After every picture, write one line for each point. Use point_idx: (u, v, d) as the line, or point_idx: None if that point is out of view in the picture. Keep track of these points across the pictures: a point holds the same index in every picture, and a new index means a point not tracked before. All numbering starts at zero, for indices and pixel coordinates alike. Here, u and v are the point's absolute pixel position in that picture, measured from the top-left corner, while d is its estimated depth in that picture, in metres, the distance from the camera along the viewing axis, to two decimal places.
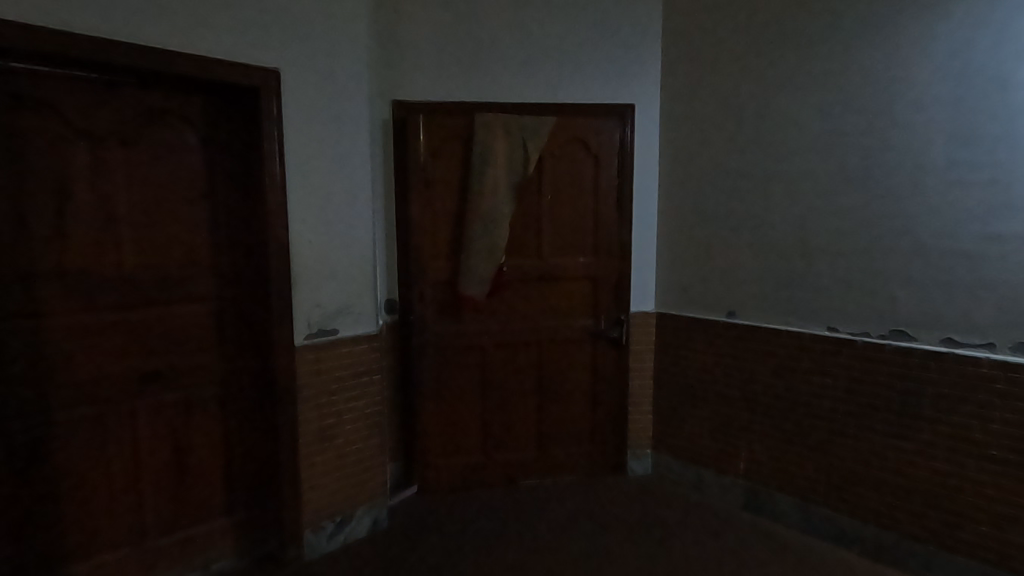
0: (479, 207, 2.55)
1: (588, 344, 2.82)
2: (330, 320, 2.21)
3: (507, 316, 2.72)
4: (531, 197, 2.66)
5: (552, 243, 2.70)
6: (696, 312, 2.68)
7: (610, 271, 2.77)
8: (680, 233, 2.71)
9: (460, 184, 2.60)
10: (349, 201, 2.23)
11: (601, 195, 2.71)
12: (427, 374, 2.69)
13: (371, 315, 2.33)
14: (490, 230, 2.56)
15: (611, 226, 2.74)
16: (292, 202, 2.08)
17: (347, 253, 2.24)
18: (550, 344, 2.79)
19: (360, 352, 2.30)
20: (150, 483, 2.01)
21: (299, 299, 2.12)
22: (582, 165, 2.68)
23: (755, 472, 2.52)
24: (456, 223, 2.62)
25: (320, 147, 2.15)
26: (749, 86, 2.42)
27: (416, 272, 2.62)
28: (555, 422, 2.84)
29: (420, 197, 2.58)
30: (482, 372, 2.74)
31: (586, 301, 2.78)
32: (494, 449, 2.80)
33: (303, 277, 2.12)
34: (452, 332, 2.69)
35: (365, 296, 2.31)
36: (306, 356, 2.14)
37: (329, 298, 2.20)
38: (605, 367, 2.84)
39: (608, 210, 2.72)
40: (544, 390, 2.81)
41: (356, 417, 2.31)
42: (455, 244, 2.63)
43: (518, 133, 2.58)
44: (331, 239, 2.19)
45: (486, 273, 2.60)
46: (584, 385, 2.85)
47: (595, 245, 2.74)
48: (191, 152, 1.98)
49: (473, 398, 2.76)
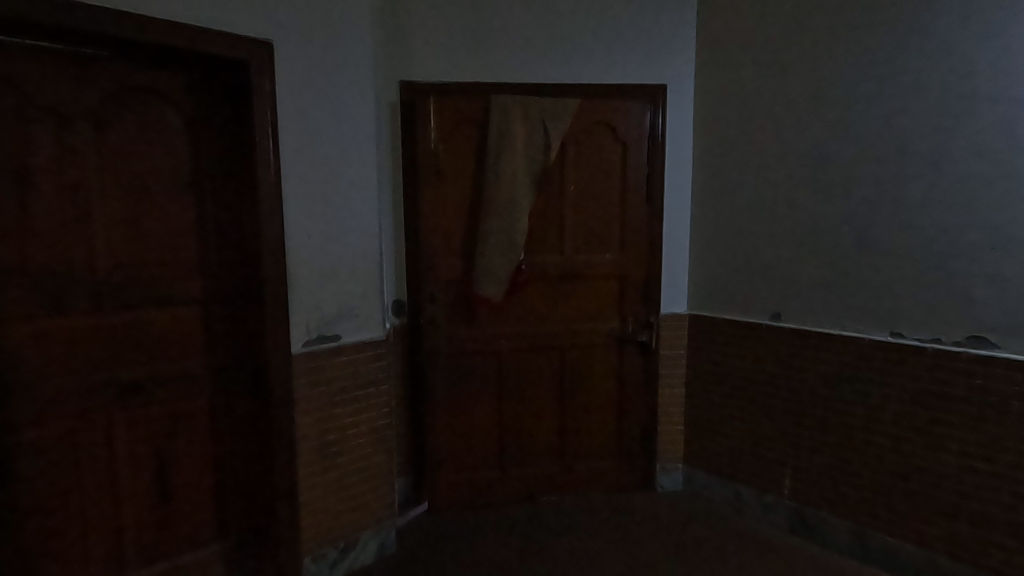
0: (495, 199, 2.31)
1: (615, 349, 2.58)
2: (331, 324, 1.98)
3: (526, 319, 2.49)
4: (552, 188, 2.42)
5: (575, 238, 2.46)
6: (734, 314, 2.43)
7: (639, 269, 2.53)
8: (717, 227, 2.47)
9: (475, 174, 2.36)
10: (352, 193, 2.00)
11: (629, 186, 2.47)
12: (439, 382, 2.46)
13: (377, 319, 2.10)
14: (508, 224, 2.31)
15: (640, 220, 2.49)
16: (287, 194, 1.85)
17: (350, 251, 2.01)
18: (573, 349, 2.55)
19: (365, 359, 2.06)
20: (131, 510, 1.79)
21: (296, 301, 1.89)
22: (609, 153, 2.44)
23: (802, 491, 2.27)
24: (471, 216, 2.38)
25: (318, 131, 1.91)
26: (797, 63, 2.17)
27: (427, 271, 2.38)
28: (578, 434, 2.60)
29: (431, 188, 2.34)
30: (498, 380, 2.51)
31: (612, 302, 2.54)
32: (512, 464, 2.56)
33: (301, 277, 1.89)
34: (465, 337, 2.45)
35: (371, 299, 2.08)
36: (304, 365, 1.91)
37: (330, 300, 1.97)
38: (633, 375, 2.60)
39: (636, 202, 2.48)
40: (567, 399, 2.57)
41: (360, 433, 2.08)
42: (470, 240, 2.39)
43: (538, 116, 2.33)
44: (332, 236, 1.96)
45: (504, 272, 2.34)
46: (610, 394, 2.61)
47: (622, 241, 2.50)
48: (174, 136, 1.76)
49: (488, 408, 2.52)
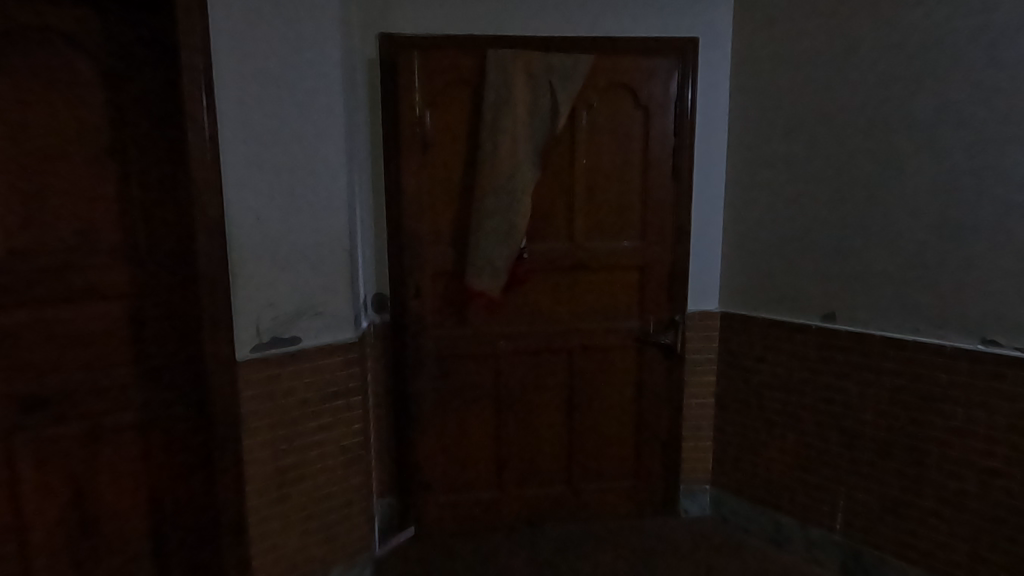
0: (492, 175, 1.93)
1: (632, 352, 2.21)
2: (290, 325, 1.62)
3: (529, 317, 2.12)
4: (560, 164, 2.04)
5: (587, 222, 2.08)
6: (777, 314, 2.05)
7: (663, 260, 2.15)
8: (757, 209, 2.08)
9: (469, 145, 2.00)
10: (312, 164, 1.62)
11: (652, 162, 2.08)
12: (427, 391, 2.11)
13: (348, 317, 1.74)
14: (506, 204, 1.94)
15: (665, 201, 2.11)
16: (226, 163, 1.48)
17: (312, 236, 1.63)
18: (583, 353, 2.18)
19: (332, 367, 1.71)
20: (43, 550, 1.47)
21: (242, 296, 1.53)
22: (627, 122, 2.06)
23: (859, 526, 1.90)
24: (464, 196, 2.02)
25: (267, 86, 1.53)
26: (863, 5, 1.74)
27: (411, 260, 2.02)
28: (589, 450, 2.25)
29: (416, 161, 1.98)
30: (496, 388, 2.15)
31: (631, 298, 2.17)
32: (512, 483, 2.21)
33: (247, 267, 1.53)
34: (457, 338, 2.09)
35: (340, 293, 1.71)
36: (253, 375, 1.56)
37: (287, 296, 1.61)
38: (653, 384, 2.23)
39: (660, 179, 2.10)
40: (576, 411, 2.21)
41: (327, 455, 1.73)
42: (463, 224, 2.03)
43: (544, 75, 1.95)
44: (288, 217, 1.59)
45: (502, 262, 1.97)
46: (626, 404, 2.24)
47: (643, 226, 2.12)
48: (88, 91, 1.41)
49: (484, 421, 2.17)
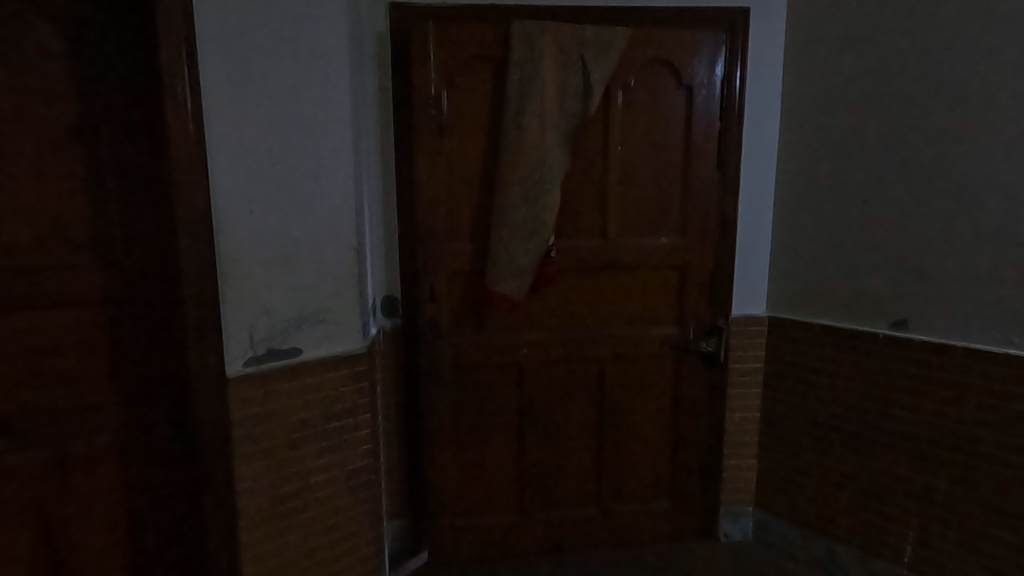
0: (517, 164, 1.71)
1: (670, 361, 1.99)
2: (289, 335, 1.41)
3: (556, 322, 1.91)
4: (592, 152, 1.83)
5: (622, 217, 1.87)
6: (836, 319, 1.82)
7: (707, 258, 1.92)
8: (813, 201, 1.85)
9: (491, 131, 1.78)
10: (314, 149, 1.40)
11: (695, 148, 1.86)
12: (443, 404, 1.90)
13: (356, 324, 1.53)
14: (533, 197, 1.72)
15: (709, 193, 1.89)
16: (213, 147, 1.26)
17: (314, 231, 1.42)
18: (615, 362, 1.96)
19: (338, 382, 1.50)
20: None
21: (233, 304, 1.32)
22: (668, 103, 1.83)
23: (932, 561, 1.68)
24: (486, 188, 1.81)
25: (260, 57, 1.30)
26: None
27: (426, 258, 1.81)
28: (621, 468, 2.03)
29: (432, 148, 1.76)
30: (519, 401, 1.94)
31: (669, 301, 1.95)
32: (536, 505, 2.01)
33: (239, 269, 1.32)
34: (477, 346, 1.88)
35: (346, 297, 1.50)
36: (247, 393, 1.35)
37: (285, 301, 1.39)
38: (693, 396, 2.01)
39: (704, 168, 1.87)
40: (608, 426, 2.00)
41: (332, 480, 1.53)
42: (483, 219, 1.82)
43: (576, 50, 1.72)
44: (286, 211, 1.37)
45: (528, 261, 1.75)
46: (662, 418, 2.03)
47: (683, 221, 1.90)
48: (51, 62, 1.20)
49: (505, 437, 1.96)
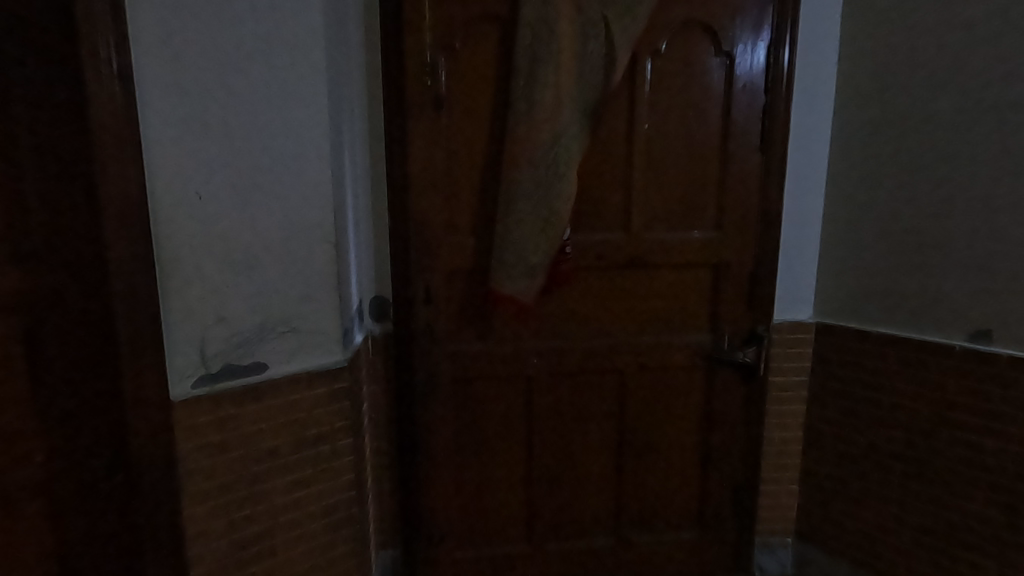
0: (528, 144, 1.46)
1: (701, 373, 1.73)
2: (251, 348, 1.17)
3: (570, 328, 1.65)
4: (615, 130, 1.56)
5: (647, 207, 1.61)
6: (899, 328, 1.57)
7: (745, 255, 1.66)
8: (874, 189, 1.59)
9: (497, 105, 1.52)
10: (278, 120, 1.14)
11: (734, 126, 1.59)
12: (440, 420, 1.66)
13: (333, 332, 1.28)
14: (545, 182, 1.47)
15: (750, 179, 1.62)
16: (145, 115, 1.01)
17: (280, 221, 1.17)
18: (637, 374, 1.71)
19: (312, 402, 1.26)
20: None
21: (178, 311, 1.08)
22: (704, 72, 1.56)
23: None
24: (490, 172, 1.55)
25: (211, 3, 1.04)
26: None
27: (420, 254, 1.56)
28: (643, 494, 1.79)
29: (427, 125, 1.50)
30: (527, 418, 1.70)
31: (701, 304, 1.69)
32: (545, 535, 1.77)
33: (185, 268, 1.07)
34: (479, 355, 1.63)
35: (321, 301, 1.25)
36: (198, 419, 1.11)
37: (244, 307, 1.15)
38: (726, 413, 1.76)
39: (745, 151, 1.61)
40: (628, 446, 1.75)
41: (304, 518, 1.29)
42: (487, 209, 1.56)
43: (597, 8, 1.44)
44: (244, 195, 1.12)
45: (538, 258, 1.49)
46: (691, 437, 1.77)
47: (719, 212, 1.64)
48: None
49: (511, 457, 1.71)
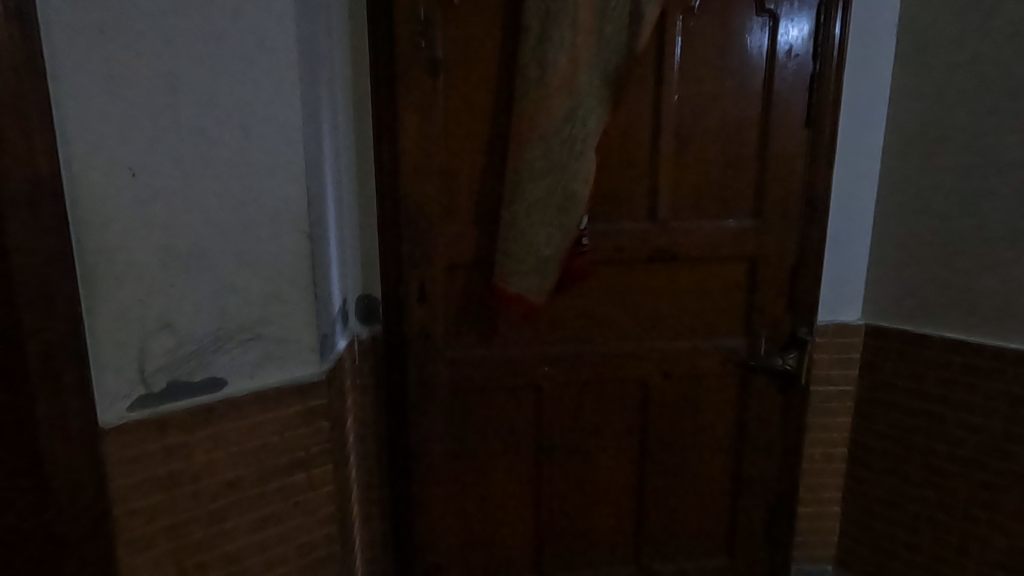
0: (539, 117, 1.24)
1: (734, 382, 1.53)
2: (203, 361, 0.95)
3: (587, 332, 1.44)
4: (639, 103, 1.35)
5: (675, 192, 1.39)
6: (968, 333, 1.36)
7: (787, 247, 1.45)
8: (939, 170, 1.38)
9: (503, 72, 1.30)
10: (234, 79, 0.92)
11: (777, 96, 1.37)
12: (437, 437, 1.45)
13: (309, 340, 1.06)
14: (560, 162, 1.25)
15: (793, 159, 1.41)
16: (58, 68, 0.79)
17: (238, 205, 0.95)
18: (662, 384, 1.50)
19: (284, 425, 1.05)
20: None
21: (108, 317, 0.86)
22: (743, 34, 1.34)
23: None
24: (495, 152, 1.34)
25: None
26: None
27: (414, 247, 1.34)
28: (666, 518, 1.58)
29: (422, 96, 1.29)
30: (536, 433, 1.49)
31: (736, 304, 1.48)
32: (556, 564, 1.56)
33: (115, 262, 0.86)
34: (482, 363, 1.42)
35: (292, 303, 1.04)
36: (136, 450, 0.90)
37: (193, 310, 0.93)
38: (762, 427, 1.55)
39: (789, 127, 1.39)
40: (650, 464, 1.54)
41: (275, 561, 1.08)
42: (491, 193, 1.35)
43: None
44: (191, 173, 0.90)
45: (552, 251, 1.28)
46: (721, 454, 1.57)
47: (758, 199, 1.43)
48: None
49: (519, 478, 1.50)
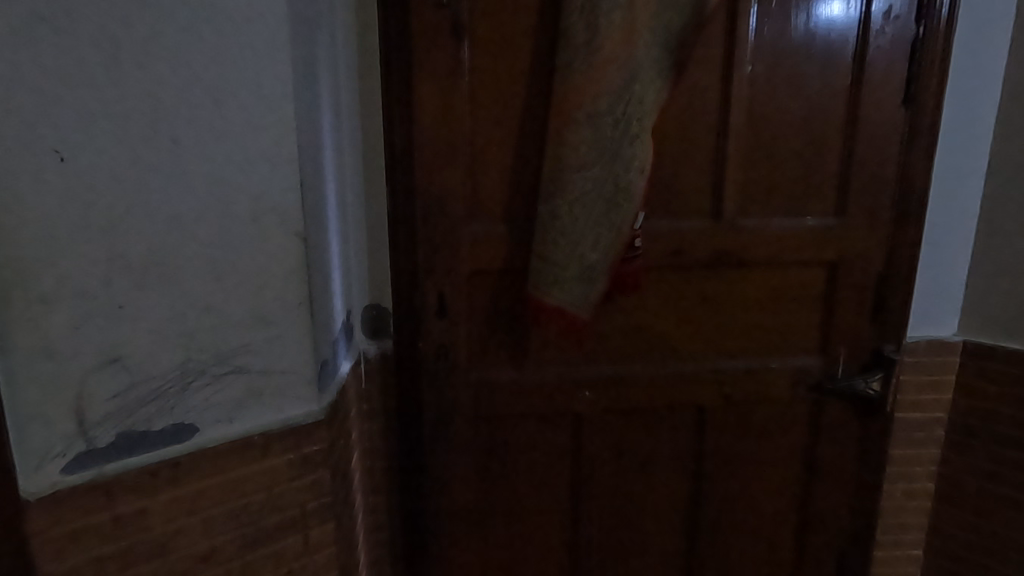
0: (587, 91, 1.01)
1: (804, 409, 1.30)
2: (164, 404, 0.73)
3: (635, 350, 1.22)
4: (705, 76, 1.12)
5: (744, 185, 1.16)
6: None
7: (874, 251, 1.22)
8: None
9: (542, 36, 1.07)
10: (199, 33, 0.69)
11: (870, 68, 1.14)
12: (458, 473, 1.23)
13: (302, 370, 0.84)
14: (613, 148, 1.02)
15: (886, 143, 1.17)
16: None
17: (207, 200, 0.73)
18: (721, 410, 1.28)
19: (272, 478, 0.83)
20: None
21: (31, 352, 0.65)
22: None
23: None
24: (530, 136, 1.10)
25: None
26: None
27: (432, 251, 1.12)
28: (722, 563, 1.37)
29: (444, 67, 1.06)
30: (573, 467, 1.27)
31: (809, 318, 1.25)
32: None
33: (39, 280, 0.64)
34: (512, 387, 1.20)
35: (280, 324, 0.81)
36: (72, 524, 0.69)
37: (149, 340, 0.71)
38: (836, 460, 1.33)
39: (882, 107, 1.16)
40: (704, 503, 1.33)
41: None
42: (526, 186, 1.12)
43: None
44: (143, 158, 0.68)
45: (601, 256, 1.05)
46: (787, 491, 1.35)
47: (842, 194, 1.19)
48: None
49: (552, 518, 1.29)
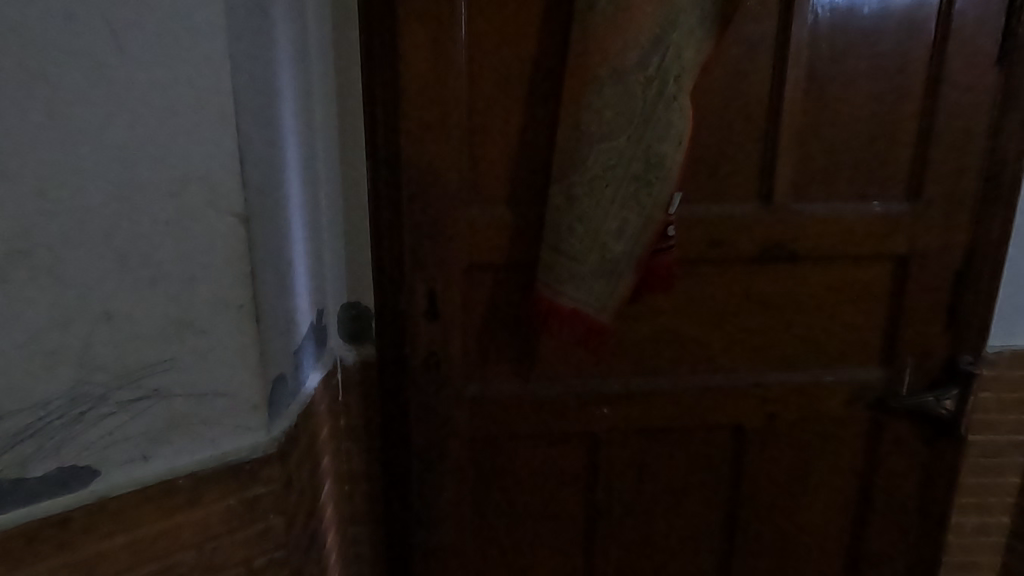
0: (614, 39, 0.80)
1: (861, 429, 1.10)
2: (50, 436, 0.56)
3: (665, 359, 1.02)
4: (756, 27, 0.91)
5: (800, 163, 0.96)
6: None
7: (954, 244, 1.01)
8: None
9: None
10: None
11: (961, 17, 0.92)
12: (452, 503, 1.04)
13: (245, 394, 0.65)
14: (646, 111, 0.81)
15: (974, 114, 0.96)
16: None
17: (101, 173, 0.55)
18: (764, 431, 1.08)
19: (206, 530, 0.65)
20: None
21: None
22: None
23: None
24: (542, 98, 0.90)
25: None
26: None
27: (419, 239, 0.92)
28: None
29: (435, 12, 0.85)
30: (588, 495, 1.08)
31: (872, 321, 1.05)
32: None
33: None
34: (515, 403, 1.01)
35: (213, 334, 0.62)
36: None
37: (28, 354, 0.54)
38: (898, 490, 1.12)
39: (973, 68, 0.94)
40: (741, 537, 1.13)
41: None
42: (536, 161, 0.92)
43: None
44: (9, 116, 0.51)
45: (627, 247, 0.85)
46: (837, 523, 1.15)
47: (917, 175, 0.99)
48: None
49: (562, 554, 1.10)
